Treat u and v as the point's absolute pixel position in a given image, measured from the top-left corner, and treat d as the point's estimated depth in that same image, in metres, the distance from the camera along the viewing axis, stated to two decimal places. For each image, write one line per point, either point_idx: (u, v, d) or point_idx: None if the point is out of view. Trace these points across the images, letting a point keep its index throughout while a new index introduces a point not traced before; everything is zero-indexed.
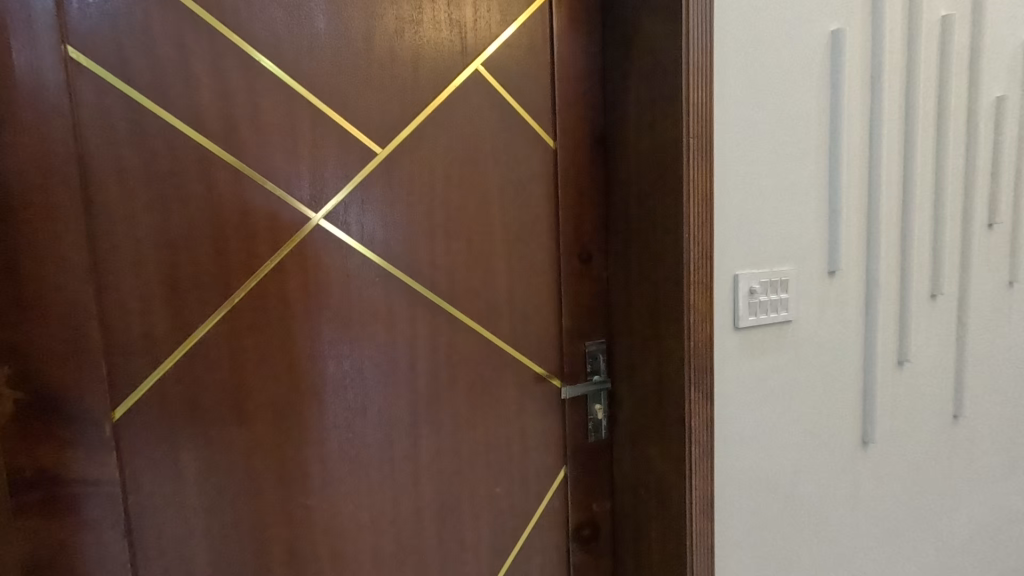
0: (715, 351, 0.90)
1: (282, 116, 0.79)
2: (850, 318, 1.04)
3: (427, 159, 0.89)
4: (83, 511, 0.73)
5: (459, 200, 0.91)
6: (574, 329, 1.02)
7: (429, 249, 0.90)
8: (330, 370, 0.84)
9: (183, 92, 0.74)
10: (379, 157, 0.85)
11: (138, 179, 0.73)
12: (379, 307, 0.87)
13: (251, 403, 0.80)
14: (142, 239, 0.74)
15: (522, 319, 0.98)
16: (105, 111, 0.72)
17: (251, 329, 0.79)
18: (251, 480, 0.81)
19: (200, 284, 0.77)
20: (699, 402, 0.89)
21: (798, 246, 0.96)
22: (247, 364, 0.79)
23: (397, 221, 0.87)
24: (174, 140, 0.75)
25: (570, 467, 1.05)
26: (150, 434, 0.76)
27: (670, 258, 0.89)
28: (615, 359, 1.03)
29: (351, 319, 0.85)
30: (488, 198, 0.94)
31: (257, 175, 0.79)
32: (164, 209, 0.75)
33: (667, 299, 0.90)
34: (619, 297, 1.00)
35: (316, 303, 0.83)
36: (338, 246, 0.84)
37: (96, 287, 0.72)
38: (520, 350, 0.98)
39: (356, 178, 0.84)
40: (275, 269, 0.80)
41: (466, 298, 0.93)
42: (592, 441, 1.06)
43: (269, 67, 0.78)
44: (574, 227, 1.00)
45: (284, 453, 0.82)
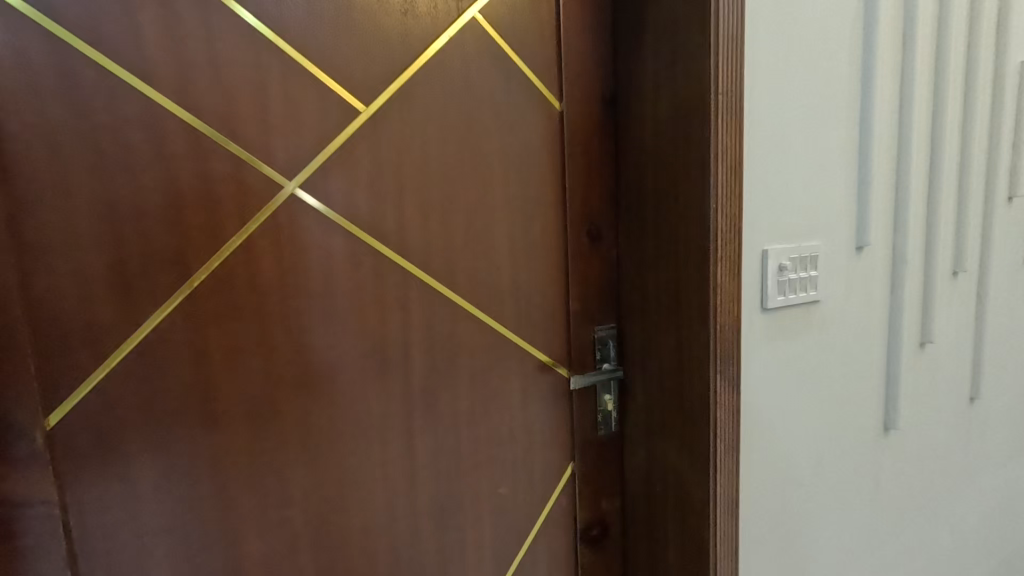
0: (742, 335, 0.81)
1: (248, 66, 0.67)
2: (876, 297, 0.97)
3: (420, 121, 0.77)
4: (14, 537, 0.61)
5: (457, 170, 0.81)
6: (583, 313, 0.93)
7: (423, 225, 0.79)
8: (312, 365, 0.73)
9: (126, 34, 0.62)
10: (364, 116, 0.74)
11: (70, 137, 0.61)
12: (368, 292, 0.76)
13: (220, 404, 0.69)
14: (81, 212, 0.62)
15: (527, 304, 0.88)
16: (25, 54, 0.59)
17: (215, 317, 0.68)
18: (220, 491, 0.70)
19: (155, 264, 0.65)
20: (725, 390, 0.81)
21: (827, 218, 0.88)
22: (212, 358, 0.68)
23: (387, 192, 0.76)
24: (113, 90, 0.62)
25: (579, 463, 0.96)
26: (95, 443, 0.64)
27: (694, 233, 0.79)
28: (628, 344, 0.94)
29: (335, 306, 0.74)
30: (490, 167, 0.83)
31: (218, 135, 0.66)
32: (107, 176, 0.62)
33: (690, 278, 0.81)
34: (632, 278, 0.91)
35: (296, 287, 0.72)
36: (317, 220, 0.72)
37: (24, 270, 0.60)
38: (526, 338, 0.89)
39: (338, 140, 0.73)
40: (244, 247, 0.69)
41: (467, 280, 0.83)
42: (602, 434, 0.97)
43: (230, 5, 0.66)
44: (583, 201, 0.90)
45: (260, 460, 0.72)
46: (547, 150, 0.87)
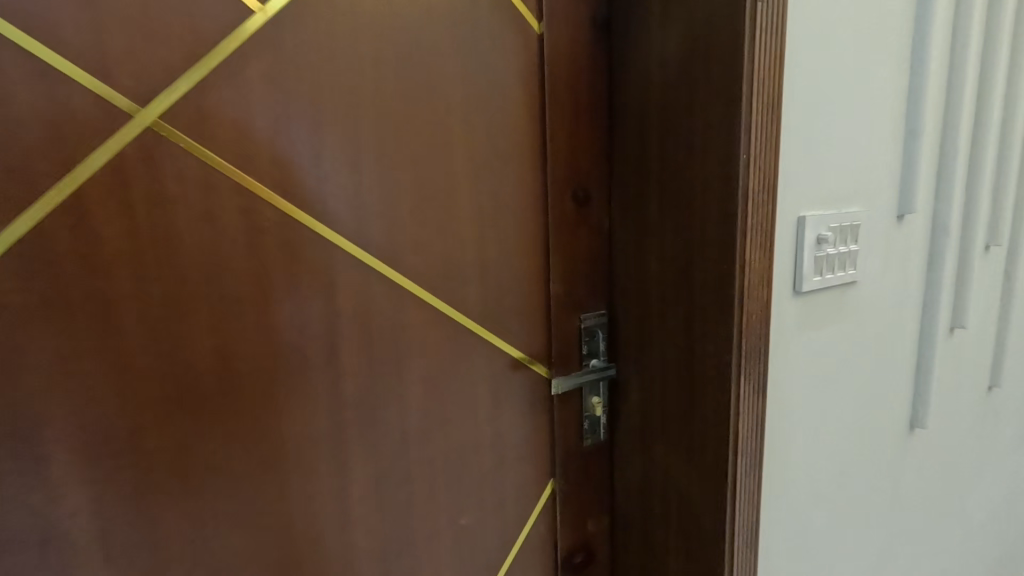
0: (772, 326, 0.64)
1: None
2: (912, 276, 0.81)
3: (345, 33, 0.55)
4: None
5: (402, 107, 0.59)
6: (567, 299, 0.74)
7: (356, 181, 0.58)
8: (193, 378, 0.52)
9: None
10: (261, 20, 0.51)
11: None
12: (276, 275, 0.55)
13: (52, 440, 0.47)
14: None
15: (497, 287, 0.69)
16: None
17: (29, 311, 0.45)
18: (55, 561, 0.48)
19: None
20: (749, 397, 0.64)
21: (869, 179, 0.71)
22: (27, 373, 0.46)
23: (301, 134, 0.54)
24: None
25: (562, 480, 0.79)
26: None
27: (714, 195, 0.61)
28: (621, 336, 0.76)
29: (226, 293, 0.53)
30: (446, 105, 0.62)
31: (15, 31, 0.43)
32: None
33: (706, 254, 0.63)
34: (629, 254, 0.73)
35: (166, 266, 0.50)
36: (193, 170, 0.50)
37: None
38: (496, 332, 0.69)
39: (221, 53, 0.50)
40: (73, 207, 0.46)
41: (417, 257, 0.62)
42: (588, 444, 0.80)
43: None
44: (568, 156, 0.70)
45: (127, 509, 0.51)
46: (522, 87, 0.67)
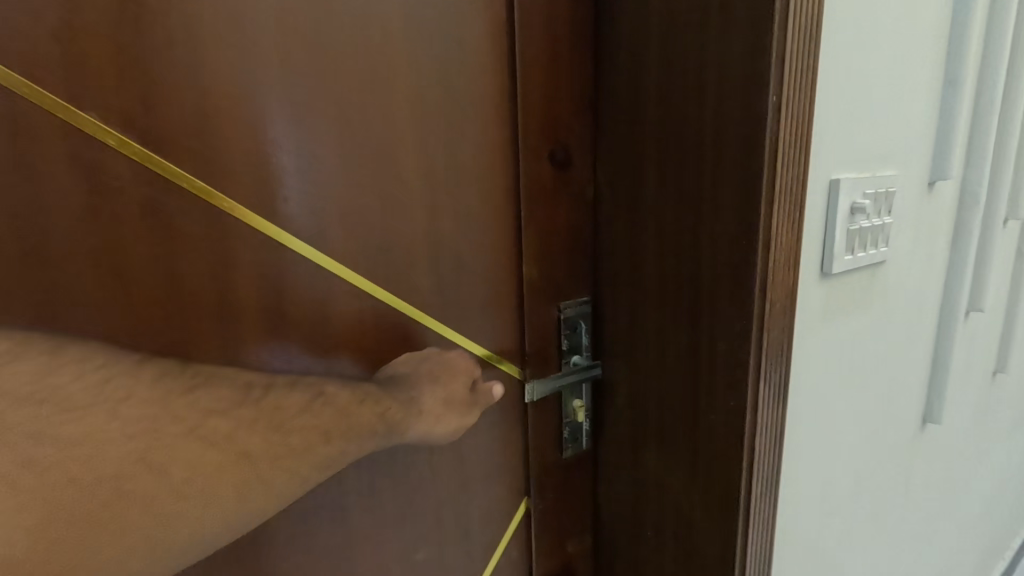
0: (797, 316, 0.52)
1: None
2: (937, 254, 0.71)
3: None
4: None
5: (316, 35, 0.45)
6: (543, 285, 0.60)
7: (253, 133, 0.44)
8: (86, 329, 0.41)
9: None
10: None
11: None
12: (144, 253, 0.42)
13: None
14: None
15: (456, 272, 0.55)
16: None
17: None
18: None
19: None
20: (767, 403, 0.52)
21: (905, 137, 0.59)
22: None
23: (172, 66, 0.41)
24: None
25: (539, 501, 0.66)
26: None
27: (731, 154, 0.48)
28: (607, 328, 0.64)
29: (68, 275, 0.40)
30: (379, 35, 0.48)
31: None
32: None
33: (718, 230, 0.50)
34: (619, 229, 0.60)
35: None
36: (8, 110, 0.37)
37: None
38: (454, 327, 0.56)
39: None
40: None
41: (344, 233, 0.49)
42: (569, 457, 0.68)
43: None
44: (542, 106, 0.56)
45: None
46: (482, 15, 0.52)
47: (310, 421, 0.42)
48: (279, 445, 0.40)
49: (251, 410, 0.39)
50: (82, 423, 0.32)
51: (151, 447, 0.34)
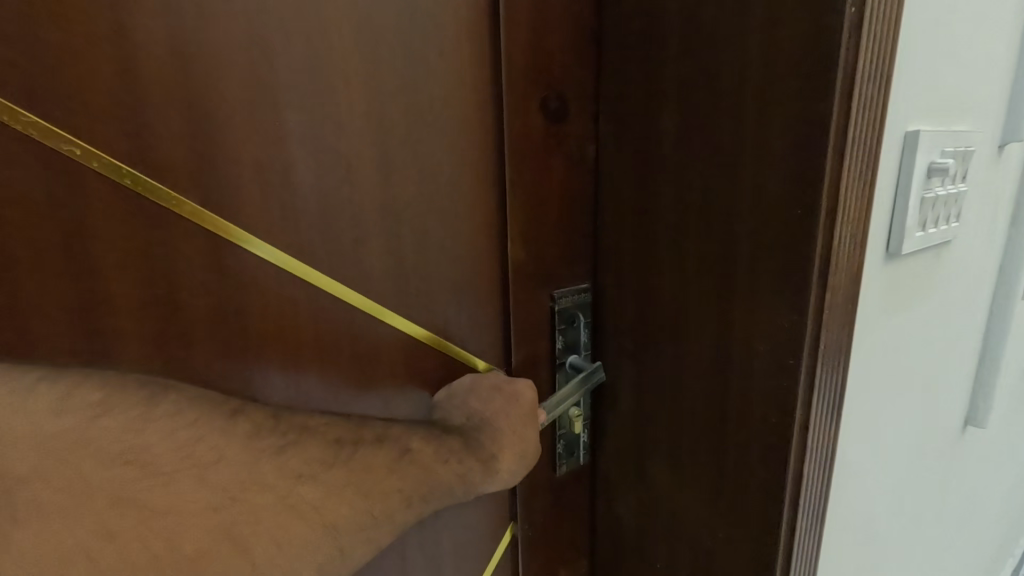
0: (857, 307, 0.41)
1: None
2: (998, 230, 0.60)
3: None
4: None
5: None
6: (532, 267, 0.48)
7: (110, 40, 0.30)
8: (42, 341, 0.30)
9: None
10: None
11: None
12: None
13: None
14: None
15: (420, 251, 0.43)
16: None
17: None
18: None
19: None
20: (819, 418, 0.41)
21: (987, 85, 0.47)
22: None
23: None
24: None
25: (528, 531, 0.55)
26: None
27: (784, 92, 0.36)
28: (611, 321, 0.52)
29: None
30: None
31: None
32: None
33: (762, 194, 0.39)
34: (629, 199, 0.48)
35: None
36: None
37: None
38: (419, 322, 0.44)
39: None
40: None
41: (263, 196, 0.36)
42: (563, 475, 0.57)
43: None
44: (532, 36, 0.44)
45: None
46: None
47: (395, 485, 0.38)
48: (153, 482, 0.29)
49: (126, 490, 0.28)
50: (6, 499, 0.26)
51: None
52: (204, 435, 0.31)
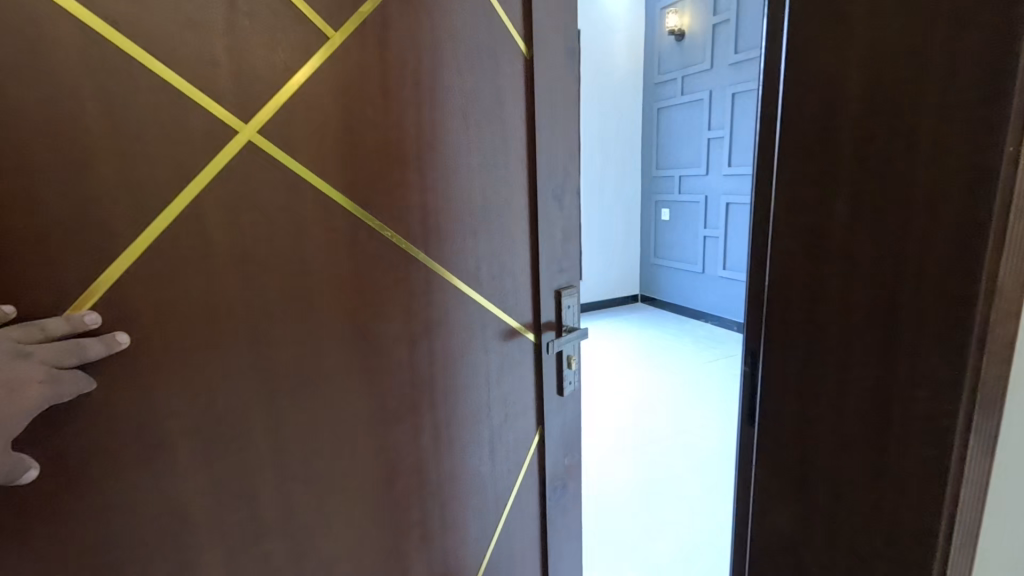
0: (1013, 363, 0.50)
1: (234, 64, 0.70)
2: None
3: (406, 126, 0.90)
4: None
5: (446, 148, 0.97)
6: (543, 286, 1.22)
7: (426, 200, 0.95)
8: (329, 319, 0.85)
9: (134, 30, 0.62)
10: (304, 75, 0.77)
11: (55, 111, 0.59)
12: (377, 262, 0.90)
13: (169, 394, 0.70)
14: (101, 192, 0.62)
15: (508, 272, 1.13)
16: (39, 55, 0.57)
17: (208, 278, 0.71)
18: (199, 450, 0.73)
19: (184, 237, 0.69)
20: (976, 453, 0.51)
21: None
22: (184, 322, 0.70)
23: (374, 186, 0.88)
24: (108, 60, 0.61)
25: (548, 404, 1.29)
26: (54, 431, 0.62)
27: (870, 199, 0.53)
28: (773, 362, 0.66)
29: (377, 283, 0.90)
30: (480, 150, 1.03)
31: (207, 100, 0.68)
32: (120, 152, 0.63)
33: (877, 269, 0.53)
34: (800, 268, 0.61)
35: (319, 261, 0.82)
36: (320, 199, 0.81)
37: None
38: (502, 301, 1.14)
39: (281, 93, 0.75)
40: (227, 207, 0.72)
41: (462, 250, 1.03)
42: (564, 380, 1.31)
43: (217, 28, 0.68)
44: (542, 189, 1.17)
45: (252, 410, 0.78)
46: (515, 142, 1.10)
47: (444, 362, 1.03)
48: (433, 338, 1.01)
49: (369, 344, 0.91)
50: (384, 342, 0.93)
51: (371, 346, 0.91)
52: (454, 330, 1.04)
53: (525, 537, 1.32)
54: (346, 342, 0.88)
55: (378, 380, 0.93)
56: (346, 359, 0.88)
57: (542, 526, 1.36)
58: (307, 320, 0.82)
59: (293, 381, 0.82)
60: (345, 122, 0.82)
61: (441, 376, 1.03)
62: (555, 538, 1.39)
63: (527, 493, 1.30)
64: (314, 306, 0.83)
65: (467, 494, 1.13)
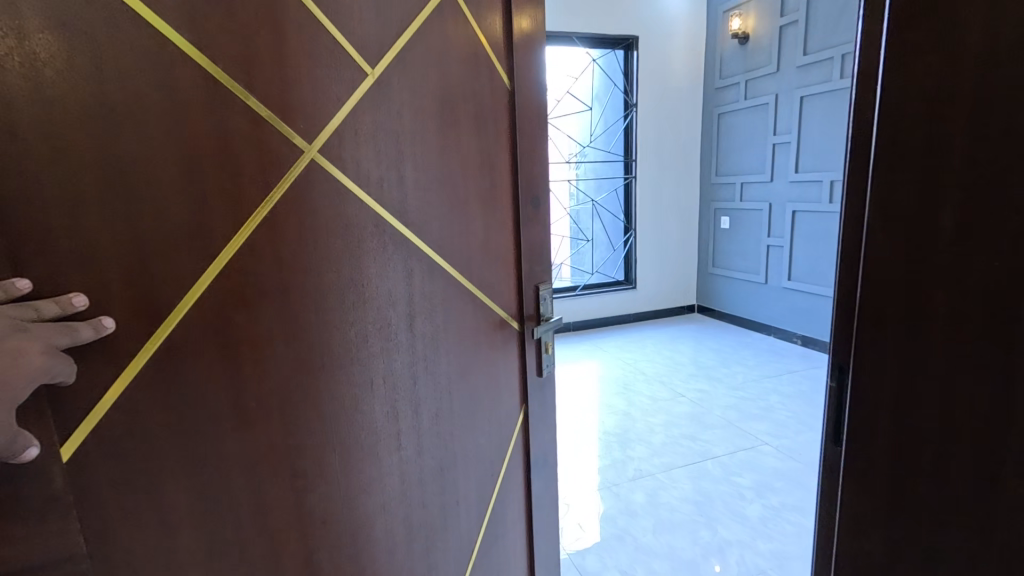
0: None
1: (307, 90, 0.75)
2: None
3: (431, 144, 0.98)
4: (106, 529, 0.60)
5: (454, 160, 1.05)
6: (524, 283, 1.34)
7: (445, 206, 1.03)
8: (377, 322, 0.90)
9: (229, 59, 0.66)
10: (358, 97, 0.82)
11: (165, 132, 0.61)
12: (407, 264, 0.95)
13: (247, 392, 0.72)
14: (206, 209, 0.65)
15: (497, 270, 1.23)
16: (157, 81, 0.60)
17: (283, 286, 0.75)
18: (272, 450, 0.76)
19: (266, 245, 0.72)
20: None
21: None
22: (261, 331, 0.73)
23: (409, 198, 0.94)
24: (210, 85, 0.64)
25: (529, 385, 1.41)
26: (158, 441, 0.63)
27: (999, 209, 0.48)
28: (864, 378, 0.63)
29: (411, 288, 0.96)
30: (478, 164, 1.13)
31: (283, 126, 0.72)
32: (220, 171, 0.66)
33: (992, 284, 0.49)
34: (900, 281, 0.57)
35: (372, 268, 0.88)
36: (370, 212, 0.86)
37: (102, 261, 0.57)
38: (493, 293, 1.23)
39: (339, 115, 0.80)
40: (299, 220, 0.76)
41: (465, 249, 1.11)
42: (542, 364, 1.44)
43: (294, 58, 0.73)
44: (523, 198, 1.29)
45: (314, 413, 0.81)
46: (499, 157, 1.21)
47: (459, 357, 1.12)
48: (450, 338, 1.09)
49: (407, 346, 0.97)
50: (416, 344, 0.99)
51: (409, 347, 0.98)
52: (463, 325, 1.12)
53: (514, 511, 1.41)
54: (389, 345, 0.93)
55: (414, 380, 0.99)
56: (389, 360, 0.94)
57: (527, 498, 1.46)
58: (359, 325, 0.87)
59: (351, 383, 0.87)
60: (389, 141, 0.89)
61: (454, 372, 1.10)
62: (536, 510, 1.50)
63: (515, 473, 1.40)
64: (364, 313, 0.88)
65: (474, 477, 1.20)
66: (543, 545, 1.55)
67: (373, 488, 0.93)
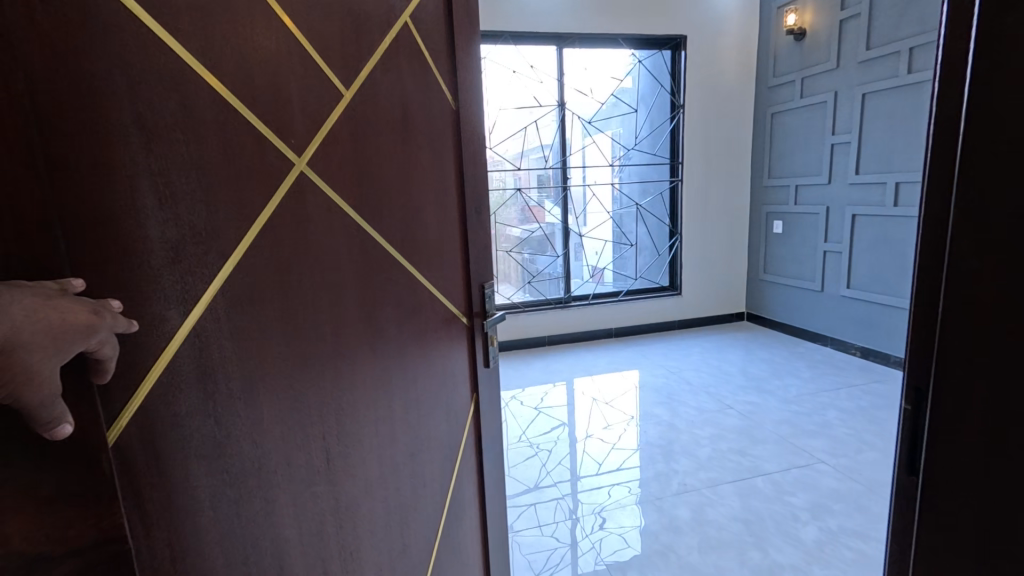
0: None
1: (303, 99, 0.72)
2: None
3: (399, 153, 0.99)
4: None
5: (416, 169, 1.06)
6: (472, 283, 1.38)
7: (409, 213, 1.04)
8: (364, 332, 0.88)
9: (235, 65, 0.61)
10: (342, 108, 0.81)
11: (189, 139, 0.55)
12: (385, 269, 0.95)
13: (265, 414, 0.66)
14: (226, 220, 0.60)
15: (449, 267, 1.25)
16: (178, 83, 0.53)
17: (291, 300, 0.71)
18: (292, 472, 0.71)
19: (276, 255, 0.68)
20: None
21: None
22: (271, 352, 0.67)
23: (385, 204, 0.94)
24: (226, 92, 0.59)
25: (479, 376, 1.45)
26: (201, 473, 0.56)
27: None
28: (943, 399, 0.56)
29: (386, 295, 0.95)
30: (433, 169, 1.15)
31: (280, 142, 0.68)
32: (236, 182, 0.61)
33: None
34: (989, 295, 0.51)
35: (359, 276, 0.86)
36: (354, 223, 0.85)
37: (147, 275, 0.50)
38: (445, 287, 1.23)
39: (326, 125, 0.77)
40: (299, 231, 0.72)
41: (425, 249, 1.11)
42: (489, 355, 1.49)
43: (292, 67, 0.70)
44: (468, 204, 1.33)
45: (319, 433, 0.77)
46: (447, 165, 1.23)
47: (423, 356, 1.12)
48: (415, 342, 1.08)
49: (387, 352, 0.96)
50: (391, 348, 0.98)
51: (390, 349, 0.97)
52: (425, 324, 1.13)
53: (469, 501, 1.42)
54: (373, 357, 0.91)
55: (392, 385, 0.98)
56: (375, 370, 0.92)
57: (478, 485, 1.49)
58: (351, 337, 0.84)
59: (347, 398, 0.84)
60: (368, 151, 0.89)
61: (420, 374, 1.10)
62: (487, 498, 1.53)
63: (467, 470, 1.40)
64: (353, 325, 0.85)
65: (437, 465, 1.19)
66: (495, 535, 1.57)
67: (369, 497, 0.90)
